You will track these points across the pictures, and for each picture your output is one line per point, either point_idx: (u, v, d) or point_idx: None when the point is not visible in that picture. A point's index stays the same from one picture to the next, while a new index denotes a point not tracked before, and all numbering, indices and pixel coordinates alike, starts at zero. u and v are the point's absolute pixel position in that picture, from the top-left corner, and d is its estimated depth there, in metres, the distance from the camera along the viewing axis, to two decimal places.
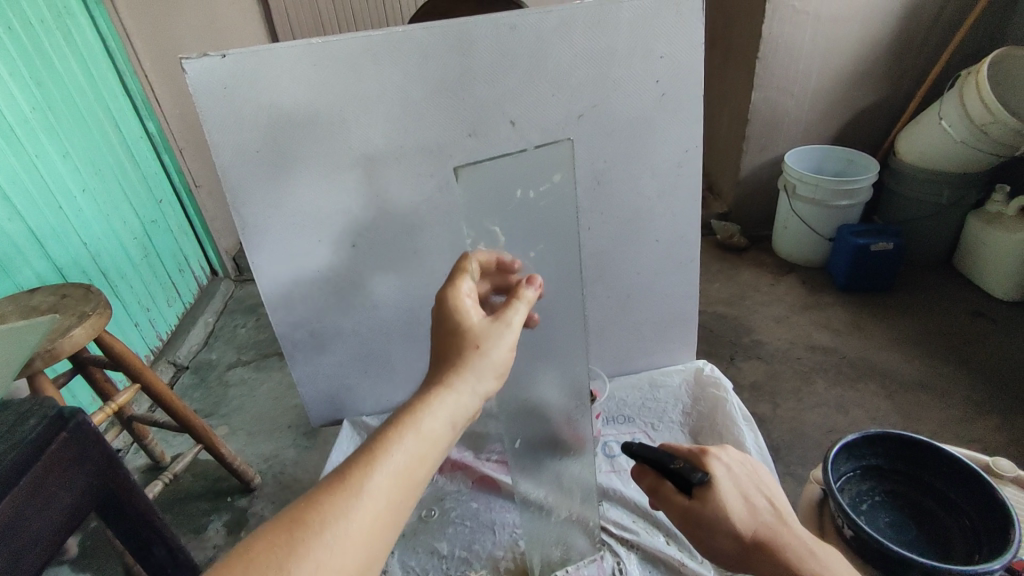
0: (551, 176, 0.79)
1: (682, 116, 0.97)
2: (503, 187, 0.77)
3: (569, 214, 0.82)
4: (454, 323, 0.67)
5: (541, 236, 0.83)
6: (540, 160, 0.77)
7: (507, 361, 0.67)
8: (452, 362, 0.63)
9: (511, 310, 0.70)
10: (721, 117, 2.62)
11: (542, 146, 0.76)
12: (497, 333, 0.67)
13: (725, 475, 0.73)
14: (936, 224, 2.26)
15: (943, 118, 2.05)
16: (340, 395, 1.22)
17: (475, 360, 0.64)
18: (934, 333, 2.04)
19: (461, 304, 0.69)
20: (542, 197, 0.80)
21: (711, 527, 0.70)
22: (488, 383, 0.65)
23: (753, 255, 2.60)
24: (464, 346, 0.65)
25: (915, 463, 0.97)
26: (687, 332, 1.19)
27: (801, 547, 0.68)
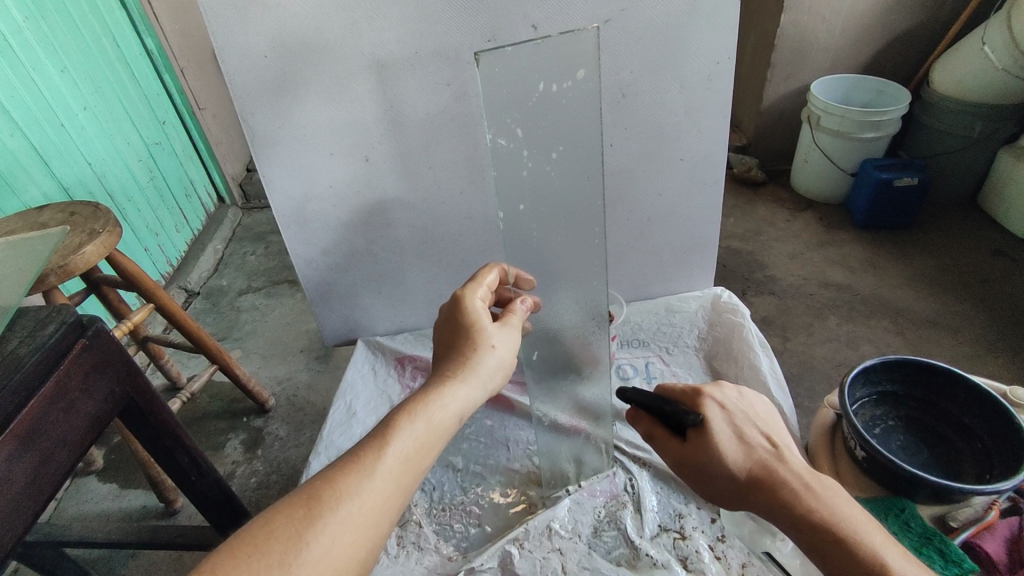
0: (574, 73, 0.75)
1: (717, 23, 0.90)
2: (521, 77, 0.74)
3: (592, 121, 0.79)
4: (466, 323, 0.70)
5: (559, 136, 0.79)
6: (565, 54, 0.73)
7: (510, 367, 0.70)
8: (461, 359, 0.67)
9: (514, 320, 0.75)
10: (747, 42, 2.48)
11: (563, 34, 0.71)
12: (505, 337, 0.71)
13: (717, 414, 0.68)
14: (964, 158, 2.17)
15: (985, 43, 1.94)
16: (354, 315, 1.22)
17: (486, 359, 0.68)
18: (951, 272, 2.01)
19: (474, 306, 0.72)
20: (564, 93, 0.76)
21: (706, 469, 0.67)
22: (493, 383, 0.68)
23: (771, 190, 2.54)
24: (474, 345, 0.68)
25: (931, 389, 0.97)
26: (706, 258, 1.17)
27: (798, 482, 0.62)
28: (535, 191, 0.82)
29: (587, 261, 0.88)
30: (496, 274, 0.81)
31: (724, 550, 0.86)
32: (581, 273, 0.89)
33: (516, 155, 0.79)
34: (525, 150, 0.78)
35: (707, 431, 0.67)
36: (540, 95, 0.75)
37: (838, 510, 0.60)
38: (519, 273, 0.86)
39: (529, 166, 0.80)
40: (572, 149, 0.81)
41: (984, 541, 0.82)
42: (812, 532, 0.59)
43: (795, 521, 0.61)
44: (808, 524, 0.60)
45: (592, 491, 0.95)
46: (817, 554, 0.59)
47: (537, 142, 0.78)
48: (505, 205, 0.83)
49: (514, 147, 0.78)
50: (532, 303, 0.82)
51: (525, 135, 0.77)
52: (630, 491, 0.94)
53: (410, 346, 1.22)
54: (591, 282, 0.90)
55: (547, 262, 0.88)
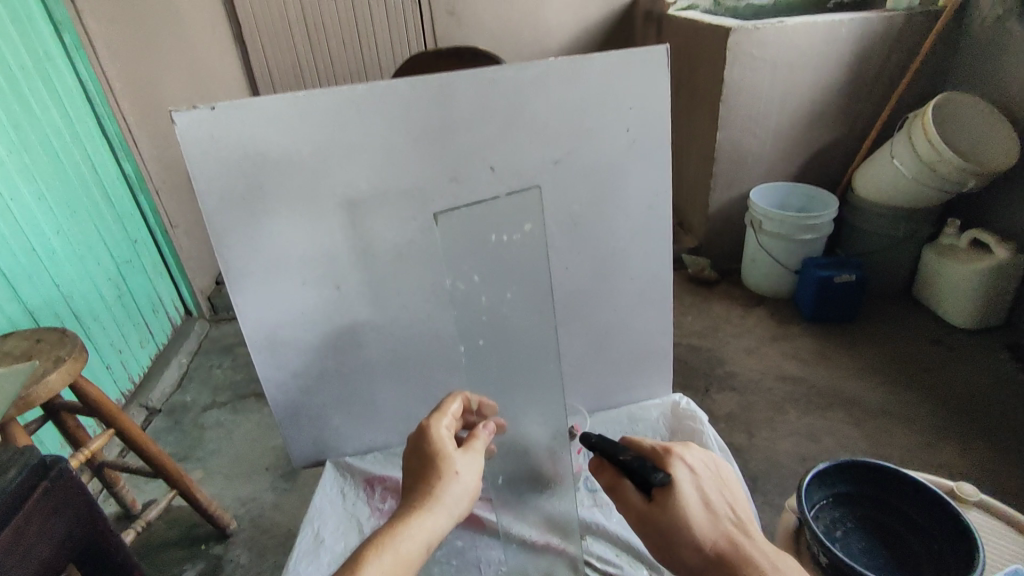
0: (523, 226, 0.87)
1: (651, 161, 1.03)
2: (475, 225, 0.84)
3: (540, 267, 0.89)
4: (431, 452, 0.72)
5: (513, 279, 0.89)
6: (516, 210, 0.86)
7: (476, 493, 0.72)
8: (427, 489, 0.69)
9: (479, 443, 0.77)
10: (689, 155, 2.73)
11: (514, 195, 0.84)
12: (469, 460, 0.73)
13: (685, 474, 0.73)
14: (894, 255, 2.37)
15: (894, 157, 2.19)
16: (323, 435, 1.22)
17: (452, 487, 0.70)
18: (898, 361, 2.13)
19: (441, 434, 0.74)
20: (514, 242, 0.87)
21: (670, 531, 0.69)
22: (457, 510, 0.70)
23: (724, 288, 2.68)
24: (437, 473, 0.70)
25: (883, 488, 1.01)
26: (663, 366, 1.23)
27: (764, 559, 0.66)
28: (492, 327, 0.90)
29: (546, 385, 0.95)
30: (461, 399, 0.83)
31: None
32: (544, 396, 0.96)
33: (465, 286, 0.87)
34: (482, 296, 0.88)
35: (678, 494, 0.70)
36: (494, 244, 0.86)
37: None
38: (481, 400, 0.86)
39: (486, 310, 0.89)
40: (527, 287, 0.90)
41: None
42: None
43: None
44: None
45: None
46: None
47: (493, 282, 0.88)
48: (468, 340, 0.91)
49: (468, 286, 0.88)
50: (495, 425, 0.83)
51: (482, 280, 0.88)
52: None
53: (379, 466, 1.21)
54: (553, 399, 0.96)
55: (507, 385, 0.94)
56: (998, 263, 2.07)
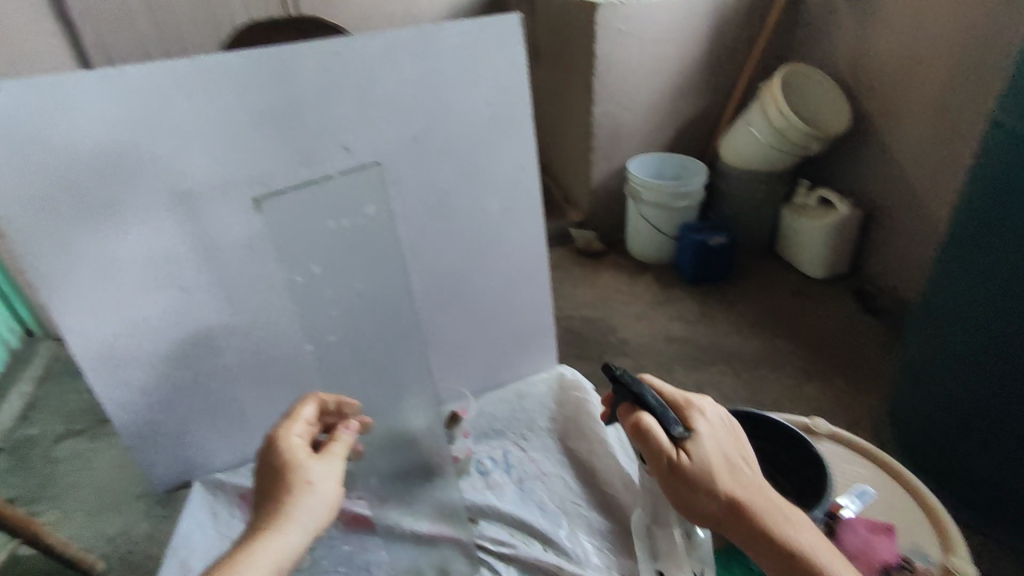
0: (366, 209, 0.84)
1: (514, 135, 1.01)
2: (309, 214, 0.81)
3: (389, 246, 0.87)
4: (279, 466, 0.65)
5: (360, 267, 0.87)
6: (354, 192, 0.83)
7: (337, 502, 0.66)
8: (274, 507, 0.63)
9: (338, 447, 0.70)
10: (569, 130, 2.77)
11: (348, 175, 0.81)
12: (325, 468, 0.67)
13: (709, 427, 0.78)
14: (758, 216, 2.55)
15: (751, 125, 2.34)
16: (188, 453, 1.10)
17: (304, 501, 0.63)
18: (767, 313, 2.31)
19: (290, 443, 0.67)
20: (356, 227, 0.84)
21: (693, 477, 0.73)
22: (314, 524, 0.64)
23: (611, 258, 2.76)
24: (286, 487, 0.64)
25: (753, 433, 1.07)
26: (546, 340, 1.23)
27: (776, 509, 0.73)
28: (343, 322, 0.89)
29: (413, 369, 0.96)
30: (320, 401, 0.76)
31: None
32: (413, 379, 0.96)
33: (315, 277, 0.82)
34: (329, 289, 0.86)
35: (704, 447, 0.75)
36: (332, 230, 0.83)
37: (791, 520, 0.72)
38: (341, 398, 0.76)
39: (336, 305, 0.88)
40: (375, 273, 0.88)
41: None
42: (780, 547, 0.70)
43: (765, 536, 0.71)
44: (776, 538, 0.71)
45: None
46: (767, 546, 0.71)
47: (335, 271, 0.85)
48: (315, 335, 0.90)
49: (310, 277, 0.85)
50: (363, 422, 0.76)
51: (322, 271, 0.85)
52: None
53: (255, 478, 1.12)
54: (419, 382, 0.97)
55: (367, 375, 0.94)
56: (841, 218, 2.29)
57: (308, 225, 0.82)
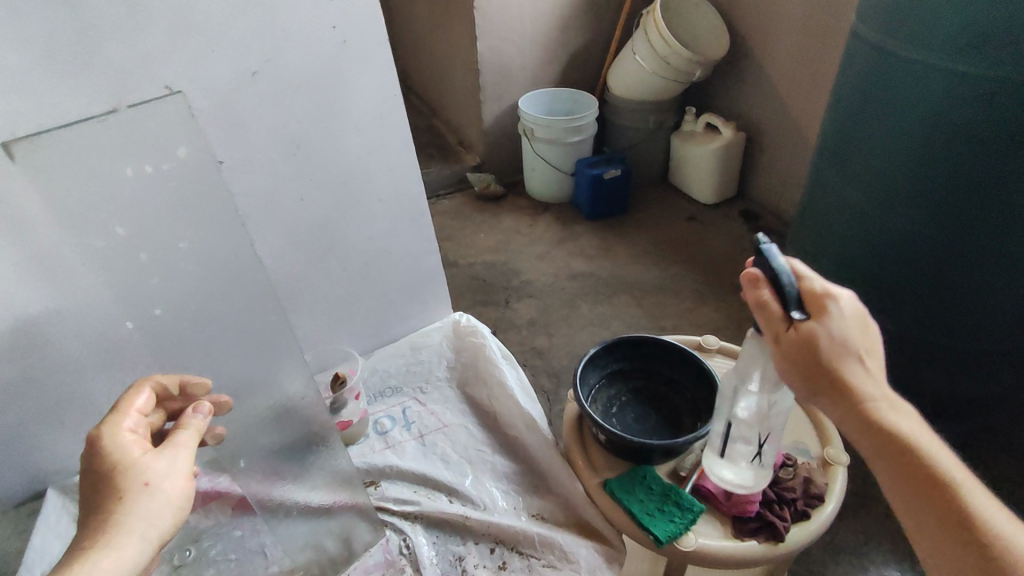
0: (174, 151, 0.66)
1: (371, 64, 0.91)
2: (97, 161, 0.62)
3: (213, 195, 0.71)
4: (104, 471, 0.55)
5: (184, 222, 0.70)
6: (155, 128, 0.64)
7: (190, 496, 0.59)
8: (103, 519, 0.53)
9: (182, 436, 0.61)
10: (456, 69, 2.63)
11: (144, 106, 0.62)
12: (169, 461, 0.58)
13: (843, 320, 0.62)
14: (650, 146, 2.57)
15: (636, 53, 2.32)
16: (35, 458, 0.97)
17: (143, 505, 0.55)
18: (663, 242, 2.37)
19: (117, 443, 0.57)
20: (168, 174, 0.67)
21: (804, 364, 0.62)
22: (161, 528, 0.55)
23: (510, 200, 2.71)
24: (118, 493, 0.55)
25: (649, 358, 1.07)
26: (436, 288, 1.17)
27: (892, 415, 0.60)
28: (173, 294, 0.74)
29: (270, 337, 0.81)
30: (154, 390, 0.66)
31: None
32: (276, 347, 0.82)
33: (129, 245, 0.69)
34: (140, 252, 0.70)
35: (823, 337, 0.61)
36: (130, 180, 0.64)
37: (926, 443, 0.58)
38: (184, 380, 0.68)
39: (153, 272, 0.71)
40: (203, 227, 0.72)
41: (705, 480, 0.89)
42: (891, 452, 0.59)
43: (875, 437, 0.60)
44: (889, 442, 0.59)
45: (365, 568, 0.88)
46: (892, 463, 0.58)
47: (149, 231, 0.68)
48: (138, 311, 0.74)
49: (118, 244, 0.68)
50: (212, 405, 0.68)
51: (128, 234, 0.68)
52: (405, 552, 0.89)
53: None
54: (280, 353, 0.82)
55: (209, 344, 0.79)
56: (725, 142, 2.36)
57: (97, 176, 0.63)
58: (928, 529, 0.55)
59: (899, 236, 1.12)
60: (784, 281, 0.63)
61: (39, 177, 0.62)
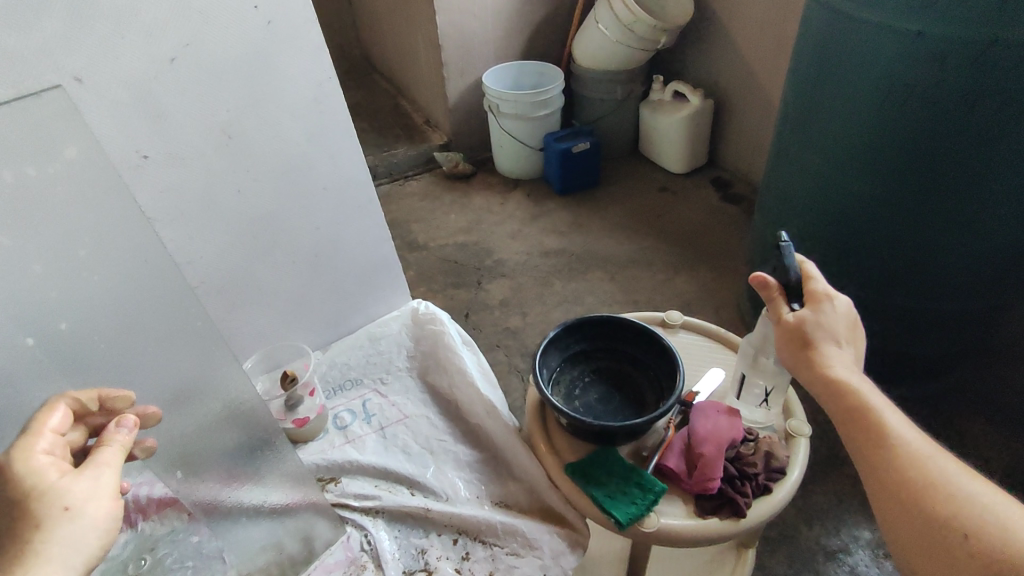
0: (63, 151, 0.60)
1: (300, 46, 0.86)
2: None
3: (110, 197, 0.64)
4: (16, 499, 0.53)
5: (80, 228, 0.62)
6: (36, 125, 0.57)
7: (117, 515, 0.56)
8: (17, 551, 0.50)
9: (105, 454, 0.58)
10: (417, 45, 2.55)
11: (18, 101, 0.55)
12: (89, 482, 0.55)
13: (834, 313, 0.71)
14: (618, 117, 2.53)
15: (599, 22, 2.26)
16: None
17: (61, 532, 0.52)
18: (635, 214, 2.35)
19: (30, 468, 0.55)
20: (58, 177, 0.59)
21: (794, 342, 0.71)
22: (85, 554, 0.53)
23: (481, 178, 2.66)
24: (35, 520, 0.52)
25: (610, 337, 1.06)
26: (392, 275, 1.14)
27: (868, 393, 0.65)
28: (74, 305, 0.63)
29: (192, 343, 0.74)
30: (68, 410, 0.62)
31: (470, 567, 0.86)
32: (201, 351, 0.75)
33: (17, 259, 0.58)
34: (34, 264, 0.59)
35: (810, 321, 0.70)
36: (12, 185, 0.56)
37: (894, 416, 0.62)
38: (105, 394, 0.65)
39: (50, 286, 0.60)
40: (102, 234, 0.64)
41: (666, 459, 0.88)
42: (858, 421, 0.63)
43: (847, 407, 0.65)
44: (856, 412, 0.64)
45: (326, 567, 0.87)
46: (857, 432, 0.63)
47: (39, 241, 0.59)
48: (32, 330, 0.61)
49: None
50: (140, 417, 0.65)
51: (12, 245, 0.57)
52: (367, 548, 0.88)
53: None
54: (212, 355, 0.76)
55: (126, 361, 0.69)
56: (693, 110, 2.33)
57: None
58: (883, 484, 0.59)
59: (861, 201, 1.11)
60: (790, 274, 0.73)
61: None
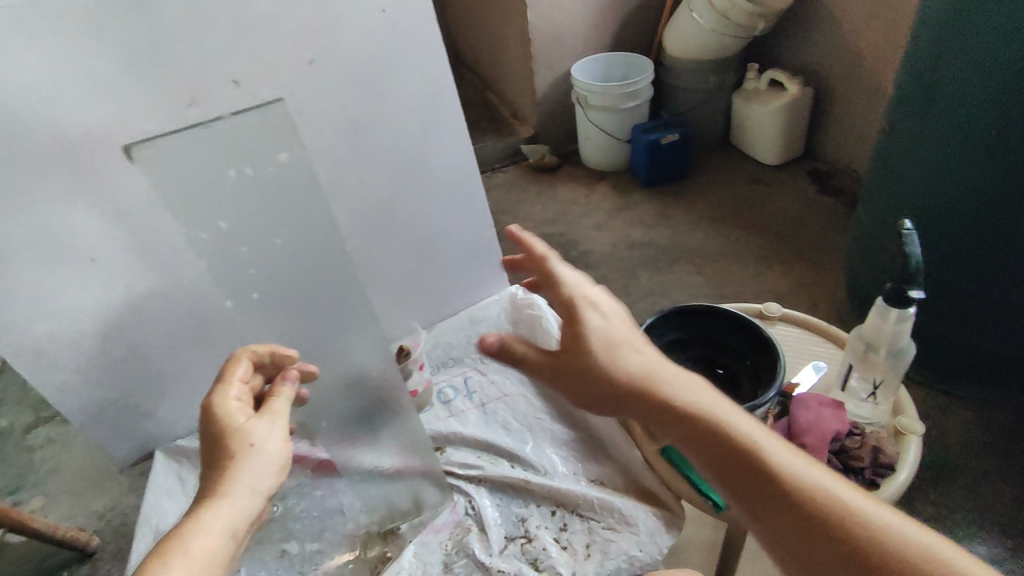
0: (277, 156, 0.69)
1: (421, 45, 0.93)
2: (207, 166, 0.68)
3: (309, 198, 0.74)
4: (218, 432, 0.68)
5: (281, 219, 0.73)
6: (255, 131, 0.67)
7: (287, 456, 0.70)
8: (219, 472, 0.65)
9: (277, 403, 0.73)
10: (507, 39, 2.60)
11: (247, 112, 0.66)
12: (265, 427, 0.69)
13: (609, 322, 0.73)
14: (710, 108, 2.48)
15: (692, 10, 2.23)
16: (146, 426, 1.08)
17: (249, 461, 0.66)
18: (725, 207, 2.29)
19: (226, 409, 0.70)
20: (269, 177, 0.70)
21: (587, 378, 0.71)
22: (265, 483, 0.67)
23: (566, 171, 2.69)
24: (231, 451, 0.67)
25: (706, 326, 1.06)
26: (492, 261, 1.20)
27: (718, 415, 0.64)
28: (269, 280, 0.77)
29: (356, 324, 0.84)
30: (249, 363, 0.77)
31: (568, 538, 0.90)
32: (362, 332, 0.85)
33: (232, 241, 0.72)
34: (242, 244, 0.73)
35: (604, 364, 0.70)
36: (233, 182, 0.68)
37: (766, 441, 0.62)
38: (274, 351, 0.78)
39: (250, 263, 0.75)
40: (300, 226, 0.75)
41: None
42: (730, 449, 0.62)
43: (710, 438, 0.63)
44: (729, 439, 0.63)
45: (435, 527, 0.93)
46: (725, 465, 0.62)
47: (252, 228, 0.72)
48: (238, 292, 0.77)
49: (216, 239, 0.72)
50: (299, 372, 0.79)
51: (230, 228, 0.71)
52: (472, 513, 0.94)
53: None
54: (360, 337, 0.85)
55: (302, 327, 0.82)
56: (791, 98, 2.24)
57: (205, 177, 0.68)
58: (776, 521, 0.58)
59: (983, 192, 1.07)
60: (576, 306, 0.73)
61: (148, 175, 0.67)
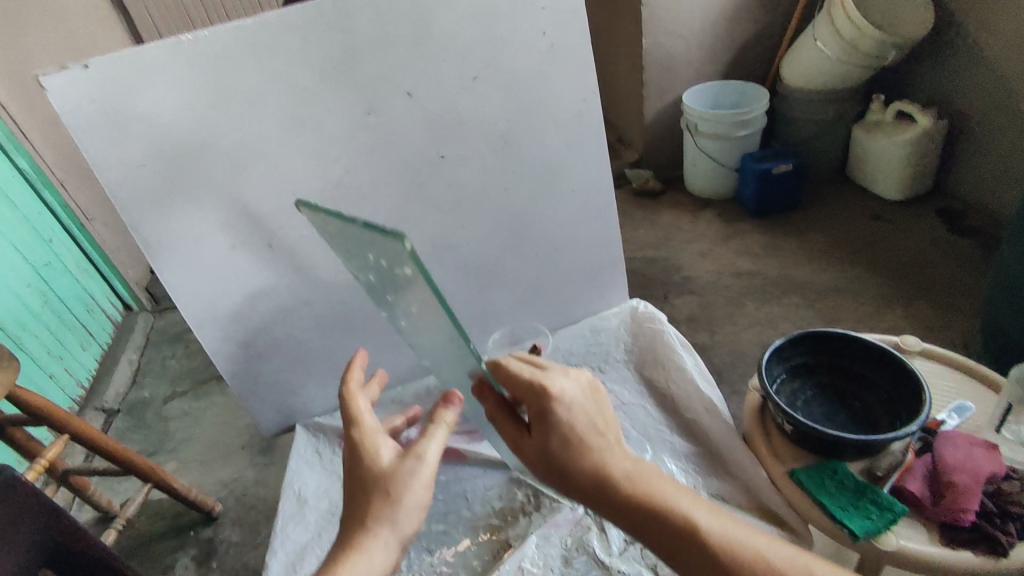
0: (404, 268, 0.67)
1: (574, 66, 1.00)
2: (363, 243, 0.73)
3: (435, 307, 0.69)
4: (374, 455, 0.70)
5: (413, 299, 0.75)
6: (384, 243, 0.66)
7: (426, 498, 0.69)
8: (377, 498, 0.67)
9: (436, 432, 0.72)
10: (619, 66, 2.66)
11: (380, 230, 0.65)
12: (418, 460, 0.69)
13: (572, 403, 0.67)
14: (828, 139, 2.41)
15: (817, 39, 2.18)
16: (289, 402, 1.19)
17: (402, 492, 0.67)
18: (840, 240, 2.21)
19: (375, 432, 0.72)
20: (402, 276, 0.70)
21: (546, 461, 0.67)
22: (415, 514, 0.67)
23: (669, 196, 2.69)
24: (385, 479, 0.68)
25: (836, 353, 1.04)
26: (615, 274, 1.24)
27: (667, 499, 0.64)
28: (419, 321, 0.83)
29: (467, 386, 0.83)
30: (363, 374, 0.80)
31: None
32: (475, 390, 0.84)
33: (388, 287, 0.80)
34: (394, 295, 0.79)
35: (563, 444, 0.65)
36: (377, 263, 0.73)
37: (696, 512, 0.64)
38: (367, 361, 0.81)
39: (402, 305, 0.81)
40: (429, 312, 0.74)
41: (907, 481, 0.86)
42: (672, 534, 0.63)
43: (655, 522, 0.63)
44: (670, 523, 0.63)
45: (555, 522, 0.96)
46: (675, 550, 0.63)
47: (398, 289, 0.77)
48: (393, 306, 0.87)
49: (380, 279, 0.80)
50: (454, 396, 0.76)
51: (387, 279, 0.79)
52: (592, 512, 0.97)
53: None
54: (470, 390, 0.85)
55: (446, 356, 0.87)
56: (921, 131, 2.13)
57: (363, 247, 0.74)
58: None
59: None
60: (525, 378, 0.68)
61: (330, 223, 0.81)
